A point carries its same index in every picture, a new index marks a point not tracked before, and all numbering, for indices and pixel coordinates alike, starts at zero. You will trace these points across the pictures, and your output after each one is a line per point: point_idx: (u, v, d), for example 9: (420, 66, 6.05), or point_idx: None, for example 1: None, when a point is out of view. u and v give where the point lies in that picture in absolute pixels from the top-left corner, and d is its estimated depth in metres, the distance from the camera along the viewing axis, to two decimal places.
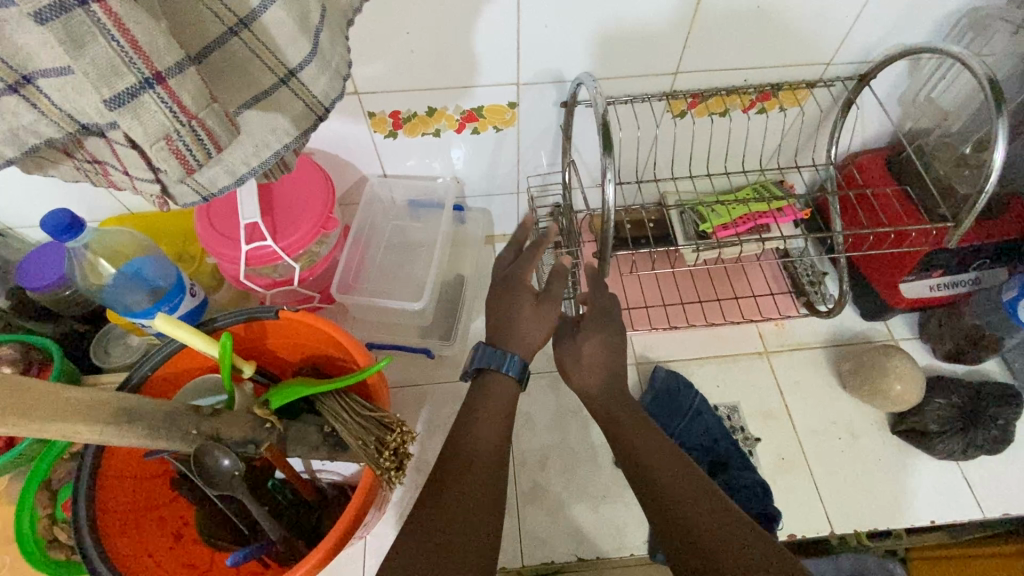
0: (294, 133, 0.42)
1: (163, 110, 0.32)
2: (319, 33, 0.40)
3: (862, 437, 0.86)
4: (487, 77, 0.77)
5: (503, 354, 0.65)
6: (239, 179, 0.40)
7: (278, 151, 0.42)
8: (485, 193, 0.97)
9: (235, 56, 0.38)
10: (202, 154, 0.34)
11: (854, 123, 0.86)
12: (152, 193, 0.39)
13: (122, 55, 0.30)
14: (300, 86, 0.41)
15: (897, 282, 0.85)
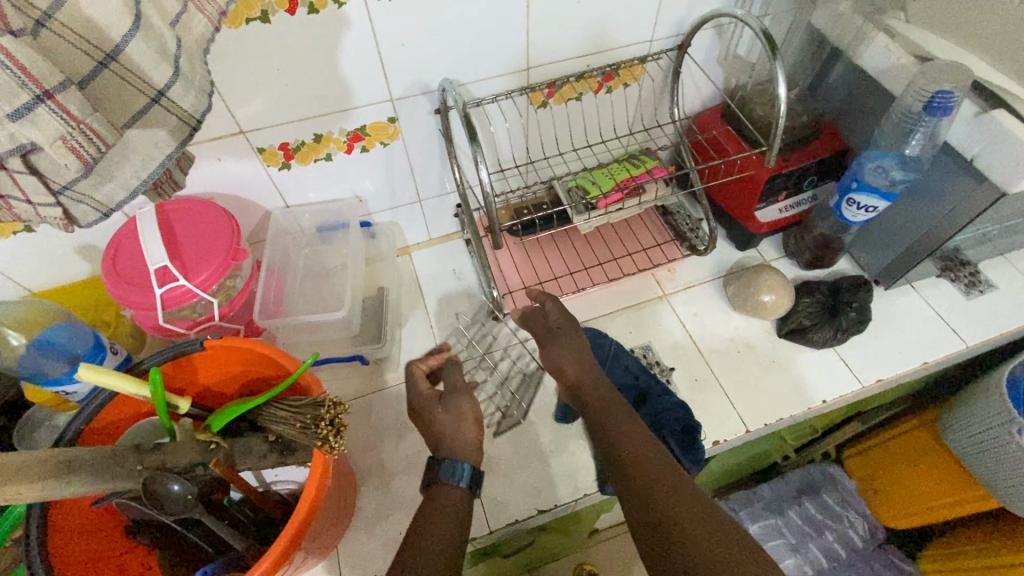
0: (174, 144, 0.47)
1: (57, 121, 0.36)
2: (179, 58, 0.45)
3: (757, 347, 1.00)
4: (363, 96, 0.84)
5: (455, 466, 0.66)
6: (134, 193, 0.45)
7: (164, 162, 0.47)
8: (390, 206, 1.05)
9: (108, 86, 0.41)
10: (96, 150, 0.39)
11: (686, 87, 1.03)
12: (57, 218, 0.43)
13: (15, 79, 0.34)
14: (171, 103, 0.45)
15: (753, 210, 1.01)
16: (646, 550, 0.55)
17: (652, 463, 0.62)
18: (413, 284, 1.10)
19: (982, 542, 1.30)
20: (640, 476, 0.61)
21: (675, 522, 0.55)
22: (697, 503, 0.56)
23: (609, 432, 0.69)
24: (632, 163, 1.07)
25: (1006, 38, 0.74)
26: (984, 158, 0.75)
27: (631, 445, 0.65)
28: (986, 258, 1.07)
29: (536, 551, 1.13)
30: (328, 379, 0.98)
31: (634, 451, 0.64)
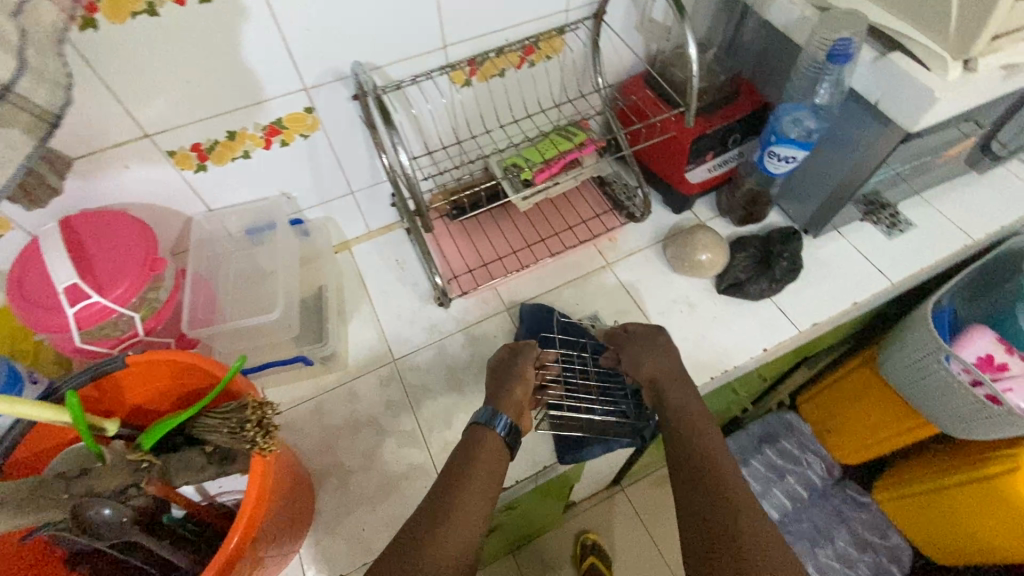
0: (32, 145, 0.44)
1: None
2: (22, 49, 0.42)
3: (699, 305, 1.02)
4: (273, 88, 0.81)
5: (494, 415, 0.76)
6: None
7: (22, 165, 0.44)
8: (321, 200, 1.02)
9: None
10: None
11: (608, 55, 1.04)
12: None
13: None
14: (21, 99, 0.42)
15: (684, 172, 1.03)
16: (696, 529, 0.64)
17: (730, 476, 0.68)
18: (355, 279, 1.07)
19: (931, 469, 1.37)
20: (711, 482, 0.68)
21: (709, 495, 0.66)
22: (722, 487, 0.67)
23: (684, 438, 0.75)
24: (564, 137, 1.07)
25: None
26: (886, 100, 0.79)
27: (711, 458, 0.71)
28: (903, 198, 1.12)
29: (516, 527, 1.17)
30: (273, 384, 0.95)
31: (713, 453, 0.72)
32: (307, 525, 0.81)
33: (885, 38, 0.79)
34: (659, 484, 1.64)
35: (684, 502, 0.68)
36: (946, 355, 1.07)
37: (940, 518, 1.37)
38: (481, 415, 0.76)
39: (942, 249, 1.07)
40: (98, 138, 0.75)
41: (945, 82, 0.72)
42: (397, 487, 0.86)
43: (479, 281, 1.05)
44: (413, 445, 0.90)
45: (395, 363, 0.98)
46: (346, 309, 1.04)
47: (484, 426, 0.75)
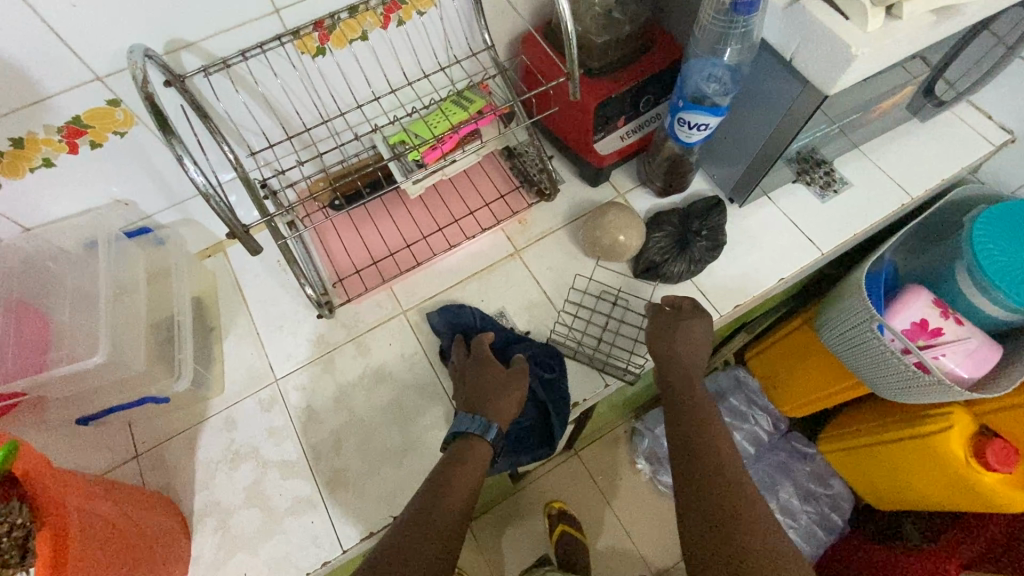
0: None
1: None
2: None
3: (614, 292, 0.93)
4: (52, 82, 0.64)
5: (484, 423, 0.73)
6: None
7: None
8: (171, 202, 0.88)
9: None
10: None
11: (494, 5, 0.87)
12: None
13: None
14: None
15: (591, 142, 0.90)
16: (696, 516, 0.61)
17: (730, 466, 0.64)
18: (230, 287, 0.95)
19: (845, 421, 1.34)
20: (715, 473, 0.63)
21: (710, 482, 0.63)
22: (729, 481, 0.62)
23: (689, 424, 0.71)
24: (457, 106, 0.90)
25: None
26: (800, 56, 0.67)
27: (720, 448, 0.67)
28: (839, 153, 1.01)
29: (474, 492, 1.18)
30: (137, 419, 0.84)
31: (720, 446, 0.67)
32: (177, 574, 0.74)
33: None
34: (612, 444, 1.55)
35: (684, 489, 0.64)
36: (878, 324, 0.99)
37: (882, 482, 1.24)
38: (472, 423, 0.73)
39: (878, 210, 0.98)
40: None
41: (862, 35, 0.61)
42: (281, 523, 0.79)
43: (368, 282, 0.94)
44: (300, 474, 0.82)
45: (278, 382, 0.88)
46: (220, 324, 0.92)
47: (478, 436, 0.72)
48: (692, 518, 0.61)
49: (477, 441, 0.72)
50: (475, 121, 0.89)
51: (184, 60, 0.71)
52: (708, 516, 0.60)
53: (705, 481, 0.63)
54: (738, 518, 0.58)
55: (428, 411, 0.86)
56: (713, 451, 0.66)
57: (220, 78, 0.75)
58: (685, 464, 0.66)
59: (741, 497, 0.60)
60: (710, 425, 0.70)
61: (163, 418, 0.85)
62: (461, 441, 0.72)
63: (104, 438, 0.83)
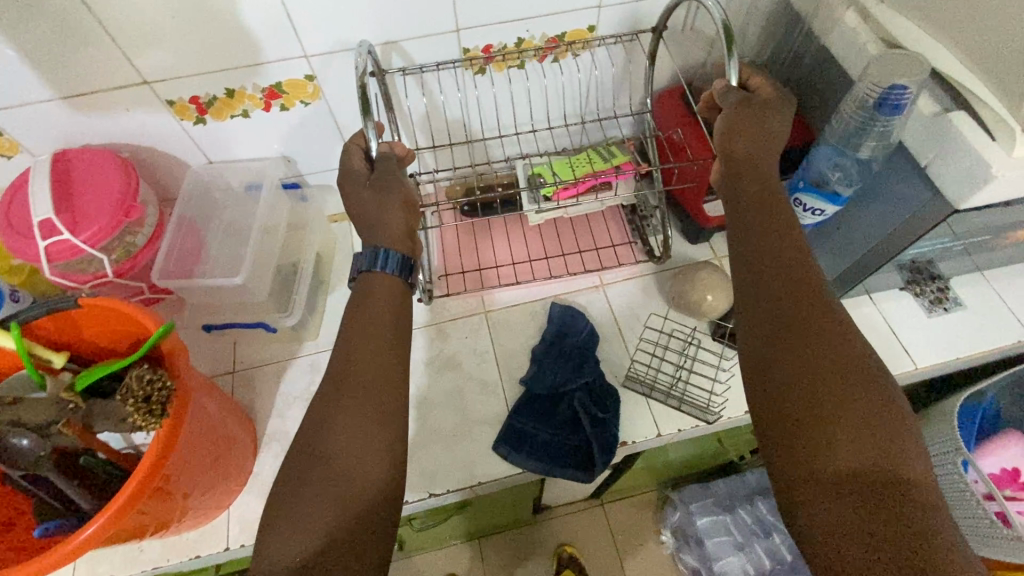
0: None
1: None
2: None
3: (687, 347, 0.94)
4: (272, 51, 0.79)
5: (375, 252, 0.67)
6: None
7: None
8: (321, 168, 1.01)
9: None
10: None
11: (638, 64, 0.95)
12: None
13: None
14: None
15: (702, 202, 0.94)
16: (780, 401, 0.53)
17: (825, 345, 0.54)
18: (346, 252, 1.06)
19: None
20: (797, 351, 0.54)
21: (797, 364, 0.53)
22: (816, 361, 0.53)
23: (762, 253, 0.60)
24: (601, 157, 0.98)
25: (966, 42, 0.63)
26: (936, 164, 0.67)
27: (806, 310, 0.56)
28: (958, 273, 0.98)
29: (498, 506, 1.20)
30: (243, 340, 0.97)
31: (807, 312, 0.56)
32: (241, 480, 0.84)
33: (953, 92, 0.68)
34: (641, 507, 1.52)
35: (765, 363, 0.55)
36: (963, 460, 0.92)
37: None
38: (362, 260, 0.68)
39: (990, 339, 0.92)
40: (101, 79, 0.77)
41: (1007, 159, 0.61)
42: None
43: (472, 283, 1.03)
44: None
45: None
46: (329, 281, 1.04)
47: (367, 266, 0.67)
48: (774, 390, 0.54)
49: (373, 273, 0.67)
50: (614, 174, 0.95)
51: (392, 58, 0.85)
52: (801, 379, 0.53)
53: (793, 378, 0.53)
54: (836, 387, 0.52)
55: (486, 408, 0.91)
56: (801, 296, 0.57)
57: (412, 79, 0.88)
58: (767, 331, 0.56)
59: (834, 381, 0.52)
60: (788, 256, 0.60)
61: (265, 346, 0.97)
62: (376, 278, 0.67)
63: (214, 349, 0.96)
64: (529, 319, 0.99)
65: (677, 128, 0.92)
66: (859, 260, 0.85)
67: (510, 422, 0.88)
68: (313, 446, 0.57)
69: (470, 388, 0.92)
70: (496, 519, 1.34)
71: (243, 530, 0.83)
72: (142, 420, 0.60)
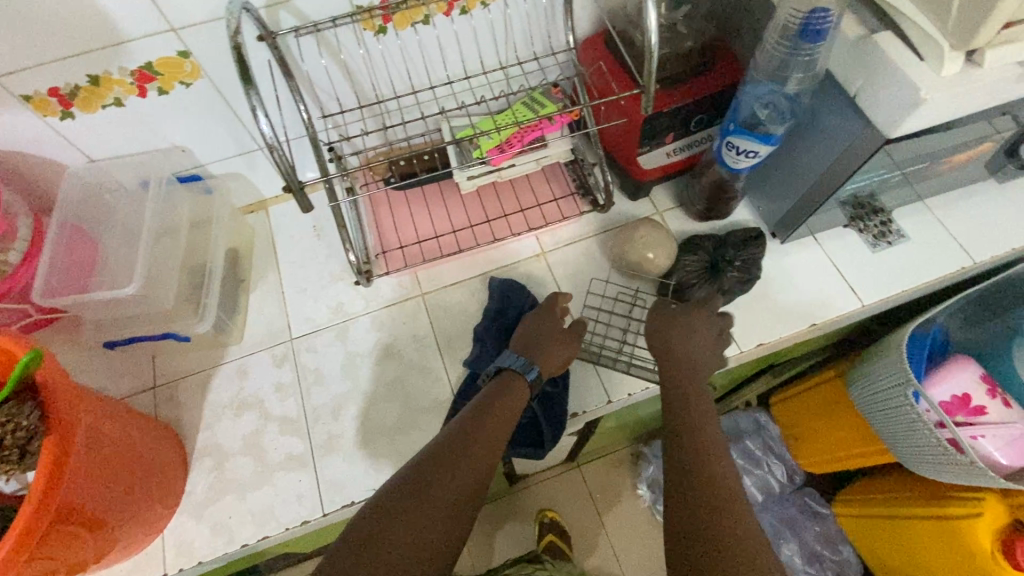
0: None
1: None
2: None
3: (633, 308, 0.91)
4: (131, 27, 0.69)
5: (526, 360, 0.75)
6: None
7: None
8: (223, 156, 0.92)
9: None
10: None
11: (557, 6, 0.87)
12: None
13: None
14: None
15: (635, 154, 0.88)
16: None
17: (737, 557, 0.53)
18: (266, 245, 0.98)
19: (887, 481, 1.17)
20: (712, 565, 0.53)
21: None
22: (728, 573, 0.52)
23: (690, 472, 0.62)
24: (531, 106, 0.91)
25: None
26: (865, 93, 0.63)
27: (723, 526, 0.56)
28: (900, 204, 0.96)
29: None
30: (159, 352, 0.89)
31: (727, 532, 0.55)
32: (171, 501, 0.78)
33: (879, 12, 0.63)
34: (615, 465, 1.52)
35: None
36: (913, 392, 0.92)
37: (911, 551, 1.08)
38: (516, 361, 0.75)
39: (934, 268, 0.91)
40: None
41: (936, 80, 0.57)
42: (271, 477, 0.82)
43: (413, 259, 0.96)
44: (297, 433, 0.84)
45: (293, 340, 0.91)
46: (250, 278, 0.96)
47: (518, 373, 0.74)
48: None
49: (516, 377, 0.74)
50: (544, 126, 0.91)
51: (281, 19, 0.75)
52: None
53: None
54: None
55: (429, 396, 0.86)
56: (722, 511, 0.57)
57: (309, 42, 0.79)
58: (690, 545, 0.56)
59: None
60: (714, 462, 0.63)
61: (186, 356, 0.89)
62: (505, 376, 0.74)
63: (128, 365, 0.88)
64: (469, 298, 0.93)
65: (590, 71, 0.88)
66: (802, 202, 0.82)
67: (454, 407, 0.83)
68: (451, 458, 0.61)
69: (412, 377, 0.88)
70: None
71: (180, 553, 0.78)
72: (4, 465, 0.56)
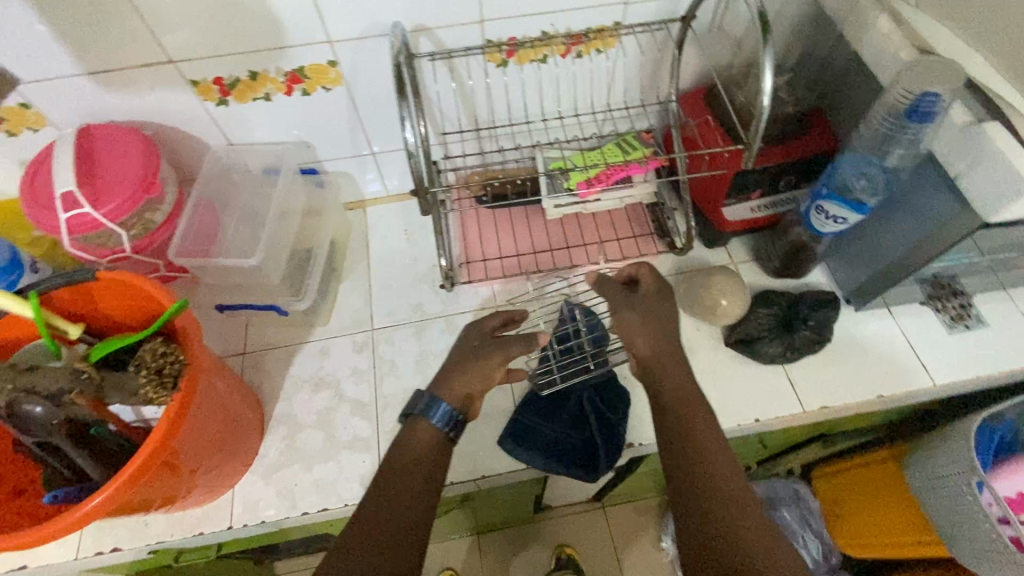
0: None
1: None
2: None
3: (699, 351, 0.93)
4: (297, 35, 0.79)
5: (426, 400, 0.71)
6: None
7: None
8: (340, 155, 1.01)
9: None
10: None
11: (664, 61, 0.94)
12: None
13: None
14: None
15: (720, 205, 0.92)
16: None
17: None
18: (359, 241, 1.07)
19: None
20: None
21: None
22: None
23: (698, 511, 0.59)
24: (622, 149, 0.99)
25: None
26: (966, 177, 0.66)
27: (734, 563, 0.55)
28: (982, 290, 0.95)
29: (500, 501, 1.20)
30: (253, 322, 0.97)
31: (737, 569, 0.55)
32: (247, 459, 0.85)
33: (988, 102, 0.66)
34: (643, 511, 1.50)
35: None
36: (978, 481, 0.90)
37: None
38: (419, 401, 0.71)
39: (1014, 359, 0.90)
40: (128, 57, 0.78)
41: None
42: (336, 454, 0.87)
43: (493, 273, 1.02)
44: (365, 417, 0.90)
45: (373, 331, 0.98)
46: (341, 268, 1.04)
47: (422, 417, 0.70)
48: None
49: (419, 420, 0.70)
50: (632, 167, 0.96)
51: (421, 43, 0.84)
52: None
53: None
54: None
55: (492, 403, 0.90)
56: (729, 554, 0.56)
57: (441, 65, 0.87)
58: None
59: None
60: (728, 498, 0.60)
61: (276, 329, 0.97)
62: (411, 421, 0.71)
63: (225, 330, 0.97)
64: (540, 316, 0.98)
65: (693, 121, 0.92)
66: (882, 271, 0.84)
67: (515, 417, 0.87)
68: (391, 493, 0.63)
69: None
70: (497, 515, 1.34)
71: (244, 510, 0.83)
72: (154, 392, 0.63)
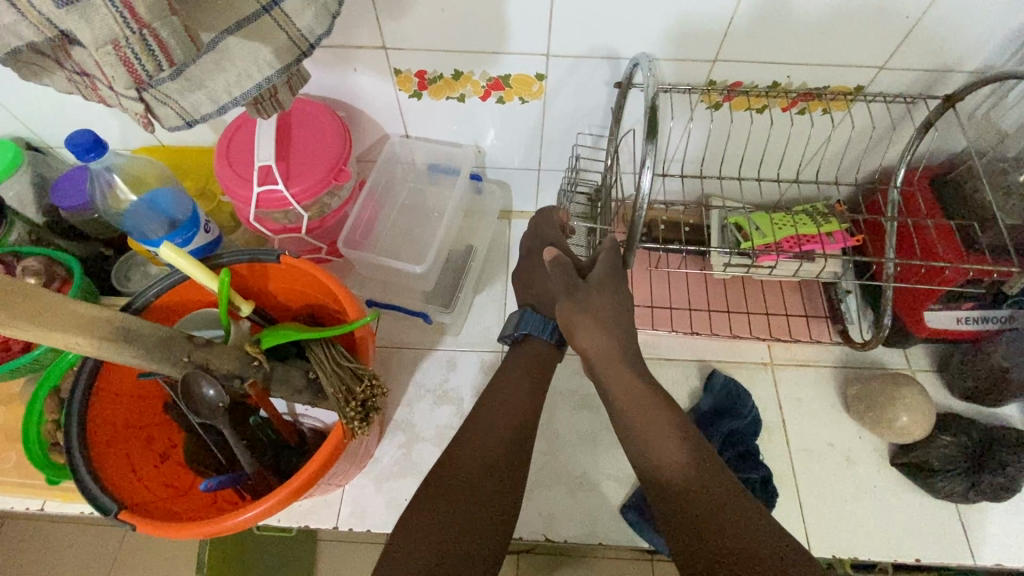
0: (276, 65, 0.52)
1: (112, 13, 0.38)
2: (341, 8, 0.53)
3: (857, 463, 0.83)
4: (518, 44, 0.74)
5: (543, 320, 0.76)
6: (219, 106, 0.52)
7: (259, 83, 0.52)
8: (506, 165, 0.96)
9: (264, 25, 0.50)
10: (150, 63, 0.41)
11: (891, 135, 0.84)
12: (137, 112, 0.47)
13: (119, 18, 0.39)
14: (284, 18, 0.50)
15: (923, 308, 0.81)
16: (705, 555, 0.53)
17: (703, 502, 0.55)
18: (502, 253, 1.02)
19: None
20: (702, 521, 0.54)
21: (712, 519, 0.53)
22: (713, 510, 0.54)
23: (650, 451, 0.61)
24: (812, 219, 0.88)
25: None
26: None
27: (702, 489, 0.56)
28: None
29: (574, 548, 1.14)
30: (388, 317, 0.95)
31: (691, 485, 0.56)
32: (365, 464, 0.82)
33: None
34: None
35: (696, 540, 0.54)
36: None
37: None
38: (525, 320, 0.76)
39: None
40: (345, 37, 0.75)
41: None
42: None
43: (641, 321, 0.94)
44: None
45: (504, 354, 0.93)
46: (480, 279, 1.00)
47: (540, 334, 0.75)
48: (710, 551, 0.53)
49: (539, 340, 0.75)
50: (819, 242, 0.86)
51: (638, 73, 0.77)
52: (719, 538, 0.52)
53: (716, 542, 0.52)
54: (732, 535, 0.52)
55: (620, 464, 0.84)
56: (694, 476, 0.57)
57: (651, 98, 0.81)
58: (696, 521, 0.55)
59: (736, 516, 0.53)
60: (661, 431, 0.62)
61: (408, 330, 0.94)
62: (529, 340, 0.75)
63: None
64: (683, 380, 0.90)
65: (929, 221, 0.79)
66: None
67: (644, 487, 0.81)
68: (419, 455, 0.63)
69: (607, 437, 0.86)
70: None
71: (352, 511, 0.81)
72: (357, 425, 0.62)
